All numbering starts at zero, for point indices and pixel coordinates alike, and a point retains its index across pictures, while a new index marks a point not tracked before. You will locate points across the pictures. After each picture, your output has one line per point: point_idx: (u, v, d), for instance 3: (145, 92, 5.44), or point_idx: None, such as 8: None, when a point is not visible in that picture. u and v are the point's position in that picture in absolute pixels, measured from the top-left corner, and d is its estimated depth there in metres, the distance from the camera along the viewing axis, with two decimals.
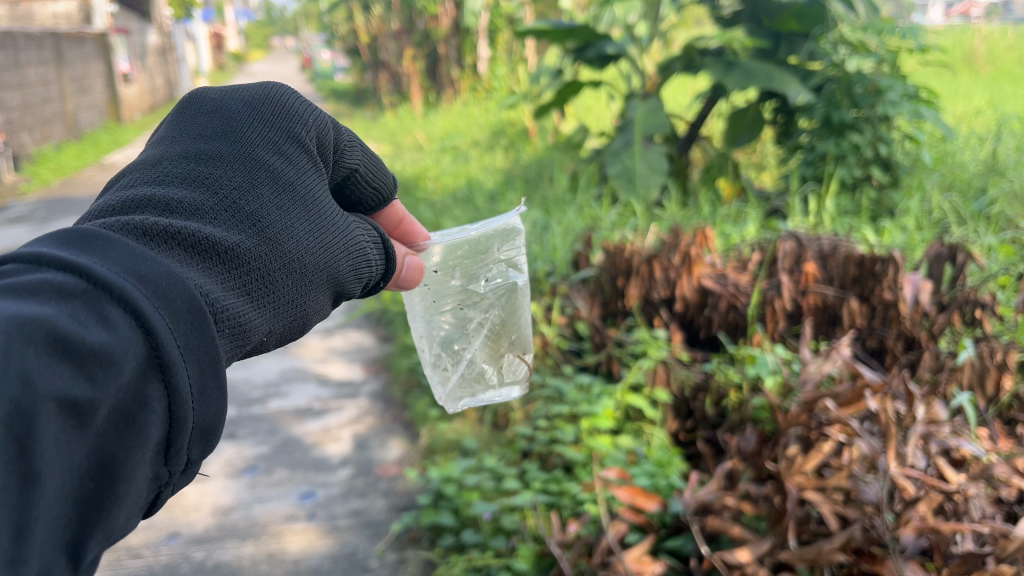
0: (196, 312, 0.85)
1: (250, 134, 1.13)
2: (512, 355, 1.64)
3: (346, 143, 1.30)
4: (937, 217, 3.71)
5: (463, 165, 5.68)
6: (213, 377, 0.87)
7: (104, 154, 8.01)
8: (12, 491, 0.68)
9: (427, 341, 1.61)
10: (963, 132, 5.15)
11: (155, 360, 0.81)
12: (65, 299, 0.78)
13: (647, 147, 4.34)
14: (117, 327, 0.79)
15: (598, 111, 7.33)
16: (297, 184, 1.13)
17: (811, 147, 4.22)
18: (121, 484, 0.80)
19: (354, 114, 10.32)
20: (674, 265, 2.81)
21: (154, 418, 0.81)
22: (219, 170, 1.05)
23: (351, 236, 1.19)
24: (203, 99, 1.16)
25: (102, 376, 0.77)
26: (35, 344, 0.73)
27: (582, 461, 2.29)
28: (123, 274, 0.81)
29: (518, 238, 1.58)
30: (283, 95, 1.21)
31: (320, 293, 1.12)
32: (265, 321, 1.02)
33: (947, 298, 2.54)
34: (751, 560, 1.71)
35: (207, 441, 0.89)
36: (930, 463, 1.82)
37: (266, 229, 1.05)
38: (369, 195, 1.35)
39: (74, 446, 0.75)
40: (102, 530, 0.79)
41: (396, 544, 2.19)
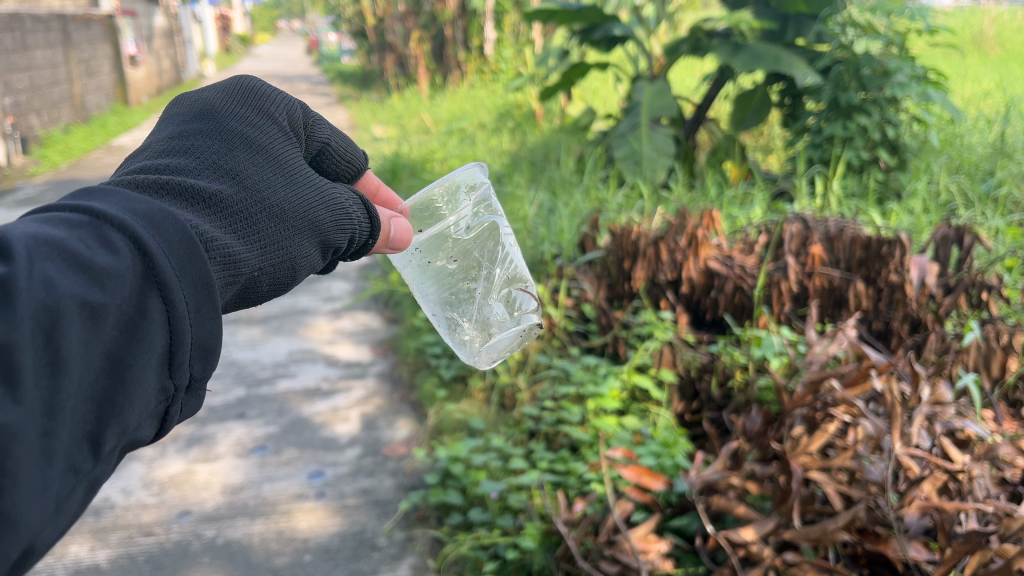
0: (189, 241, 0.90)
1: (223, 107, 1.15)
2: (515, 290, 1.76)
3: (315, 119, 1.31)
4: (944, 199, 3.71)
5: (470, 148, 5.68)
6: (208, 299, 0.91)
7: (112, 137, 8.02)
8: (41, 374, 0.76)
9: (433, 302, 1.70)
10: (972, 114, 5.13)
11: (152, 278, 0.86)
12: (73, 228, 0.85)
13: (653, 129, 4.33)
14: (120, 249, 0.85)
15: (604, 93, 7.31)
16: (273, 146, 1.14)
17: (818, 129, 4.21)
18: (131, 383, 0.84)
19: (360, 97, 10.30)
20: (680, 248, 2.82)
21: (156, 327, 0.86)
22: (196, 138, 1.08)
23: (331, 189, 1.18)
24: (178, 94, 1.19)
25: (111, 285, 0.83)
26: (52, 259, 0.81)
27: (588, 441, 2.31)
28: (123, 210, 0.88)
29: (480, 179, 1.64)
30: (251, 78, 1.23)
31: (307, 241, 1.12)
32: (254, 258, 1.03)
33: (953, 281, 2.56)
34: (756, 538, 1.73)
35: (207, 359, 0.93)
36: (935, 443, 1.83)
37: (246, 181, 1.07)
38: (343, 167, 1.36)
39: (91, 347, 0.81)
40: (119, 424, 0.83)
41: (405, 522, 2.22)
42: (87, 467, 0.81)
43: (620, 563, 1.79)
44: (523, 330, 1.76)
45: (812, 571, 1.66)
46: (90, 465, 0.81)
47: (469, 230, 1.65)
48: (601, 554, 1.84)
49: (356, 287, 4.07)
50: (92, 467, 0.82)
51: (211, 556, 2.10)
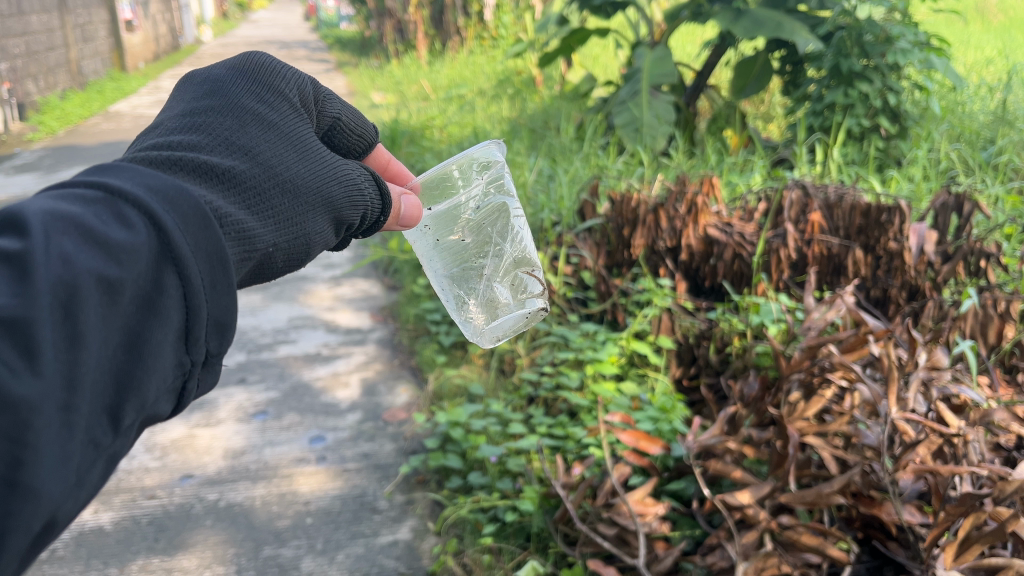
0: (203, 216, 0.89)
1: (235, 85, 1.14)
2: (521, 273, 1.75)
3: (325, 94, 1.31)
4: (945, 167, 3.70)
5: (469, 115, 5.64)
6: (222, 273, 0.90)
7: (109, 103, 7.96)
8: (61, 348, 0.74)
9: (444, 278, 1.70)
10: (973, 81, 5.10)
11: (168, 254, 0.85)
12: (88, 205, 0.83)
13: (654, 96, 4.30)
14: (135, 225, 0.84)
15: (604, 59, 7.24)
16: (284, 124, 1.14)
17: (819, 96, 4.18)
18: (149, 358, 0.83)
19: (359, 63, 10.20)
20: (680, 215, 2.79)
21: (172, 302, 0.85)
22: (208, 114, 1.07)
23: (341, 167, 1.18)
24: (188, 70, 1.18)
25: (127, 260, 0.82)
26: (68, 234, 0.80)
27: (586, 406, 2.33)
28: (137, 185, 0.87)
29: (493, 159, 1.64)
30: (260, 53, 1.22)
31: (320, 216, 1.13)
32: (268, 234, 1.03)
33: (953, 249, 2.56)
34: (752, 502, 1.74)
35: (223, 334, 0.92)
36: (930, 407, 1.85)
37: (259, 157, 1.06)
38: (354, 141, 1.38)
39: (108, 321, 0.80)
40: (137, 399, 0.82)
41: (405, 486, 2.25)
42: (106, 441, 0.79)
43: (618, 526, 1.81)
44: (533, 312, 1.76)
45: (807, 534, 1.68)
46: (109, 439, 0.80)
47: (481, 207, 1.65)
48: (598, 517, 1.87)
49: (356, 255, 4.07)
50: (111, 442, 0.80)
51: (213, 519, 2.13)
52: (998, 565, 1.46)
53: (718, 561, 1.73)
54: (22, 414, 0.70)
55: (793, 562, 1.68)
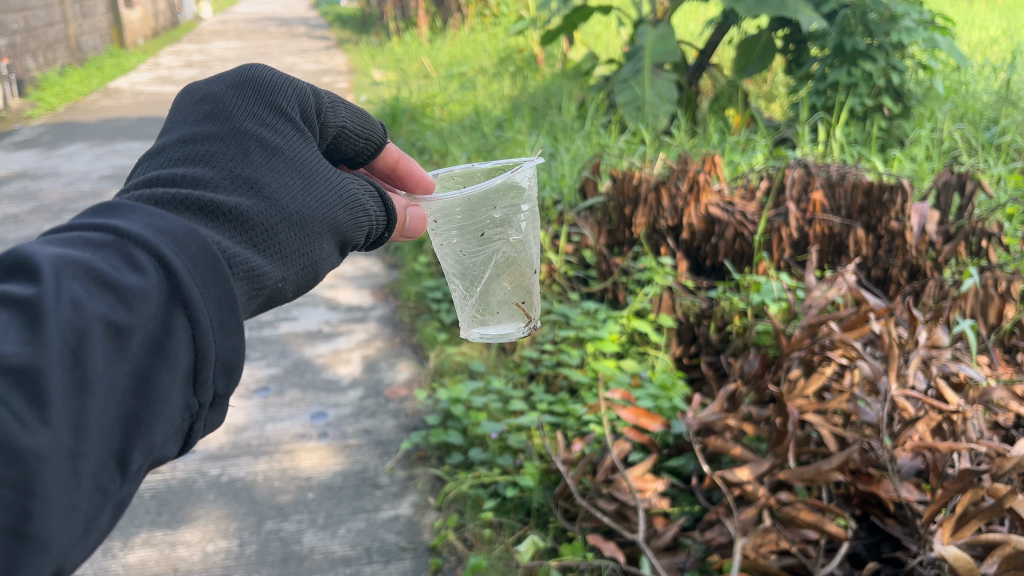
0: (211, 256, 0.89)
1: (237, 106, 1.12)
2: (509, 304, 1.67)
3: (328, 104, 1.28)
4: (947, 147, 3.69)
5: (470, 93, 5.62)
6: (231, 314, 0.89)
7: (108, 80, 7.91)
8: (68, 396, 0.74)
9: (460, 266, 1.63)
10: (977, 61, 5.07)
11: (177, 295, 0.84)
12: (97, 249, 0.83)
13: (656, 74, 4.27)
14: (146, 269, 0.82)
15: (607, 37, 7.19)
16: (288, 147, 1.12)
17: (822, 75, 4.17)
18: (157, 402, 0.83)
19: (359, 41, 10.12)
20: (681, 193, 2.80)
21: (181, 345, 0.85)
22: (213, 143, 1.06)
23: (346, 186, 1.17)
24: (188, 89, 1.16)
25: (137, 305, 0.81)
26: (78, 278, 0.79)
27: (587, 383, 2.34)
28: (146, 227, 0.86)
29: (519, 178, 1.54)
30: (261, 67, 1.19)
31: (325, 242, 1.13)
32: (275, 270, 1.03)
33: (954, 229, 2.57)
34: (751, 478, 1.76)
35: (230, 374, 0.91)
36: (930, 385, 1.86)
37: (265, 188, 1.05)
38: (362, 145, 1.35)
39: (116, 366, 0.80)
40: (145, 443, 0.82)
41: (406, 461, 2.26)
42: (114, 487, 0.79)
43: (617, 502, 1.83)
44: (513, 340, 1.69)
45: (806, 510, 1.70)
46: (117, 484, 0.80)
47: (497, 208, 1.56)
48: (598, 492, 1.88)
49: None
50: (119, 487, 0.80)
51: (216, 493, 2.14)
52: (995, 541, 1.46)
53: (716, 537, 1.75)
54: (29, 465, 0.70)
55: (792, 538, 1.69)
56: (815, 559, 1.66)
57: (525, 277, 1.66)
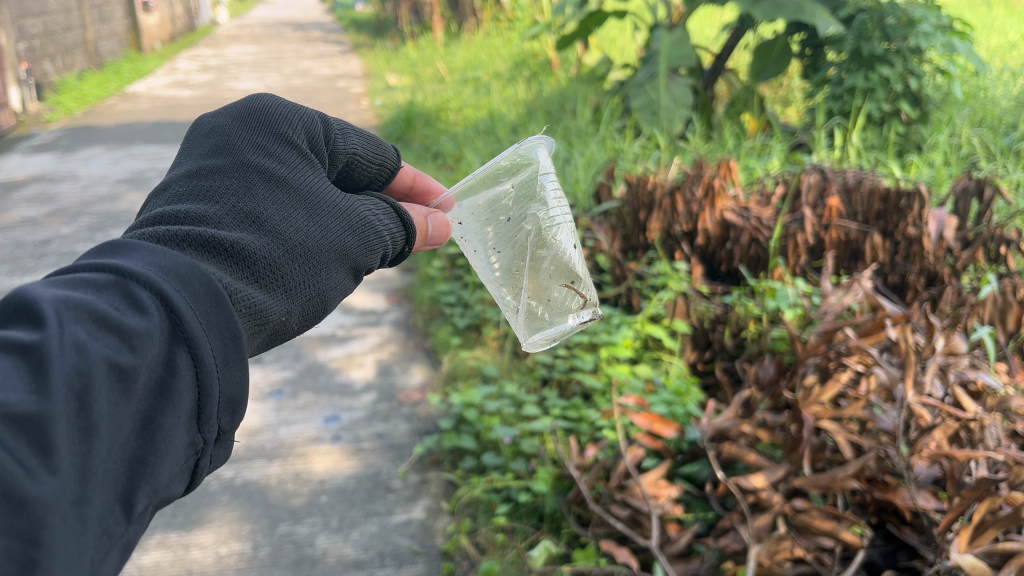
0: (215, 293, 0.90)
1: (243, 142, 1.13)
2: (557, 287, 1.56)
3: (338, 131, 1.29)
4: (966, 152, 3.67)
5: (485, 98, 5.64)
6: (235, 350, 0.91)
7: (125, 84, 7.98)
8: (74, 441, 0.75)
9: (496, 277, 1.60)
10: (996, 66, 5.05)
11: (180, 334, 0.86)
12: (100, 291, 0.83)
13: (671, 78, 4.25)
14: (149, 309, 0.84)
15: (621, 41, 7.18)
16: (294, 177, 1.13)
17: (839, 80, 4.13)
18: (161, 442, 0.84)
19: (375, 45, 10.16)
20: (696, 198, 2.81)
21: (185, 384, 0.86)
22: (217, 179, 1.07)
23: (354, 211, 1.17)
24: (194, 123, 1.18)
25: (141, 346, 0.82)
26: (81, 321, 0.80)
27: (601, 389, 2.33)
28: (149, 266, 0.87)
29: (524, 159, 1.52)
30: (268, 99, 1.20)
31: (334, 271, 1.12)
32: (278, 303, 1.03)
33: (972, 235, 2.54)
34: (766, 485, 1.75)
35: (235, 410, 0.93)
36: (948, 392, 1.83)
37: (270, 221, 1.06)
38: (376, 172, 1.36)
39: (122, 409, 0.81)
40: (150, 484, 0.83)
41: (419, 465, 2.26)
42: (119, 529, 0.81)
43: (631, 508, 1.83)
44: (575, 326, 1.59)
45: (821, 517, 1.68)
46: (122, 526, 0.81)
47: (524, 216, 1.53)
48: (612, 498, 1.88)
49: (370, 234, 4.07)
50: (123, 529, 0.81)
51: (230, 495, 2.15)
52: (1012, 550, 1.45)
53: (731, 543, 1.74)
54: (36, 514, 0.70)
55: (806, 545, 1.67)
56: (830, 568, 1.65)
57: (559, 262, 1.54)
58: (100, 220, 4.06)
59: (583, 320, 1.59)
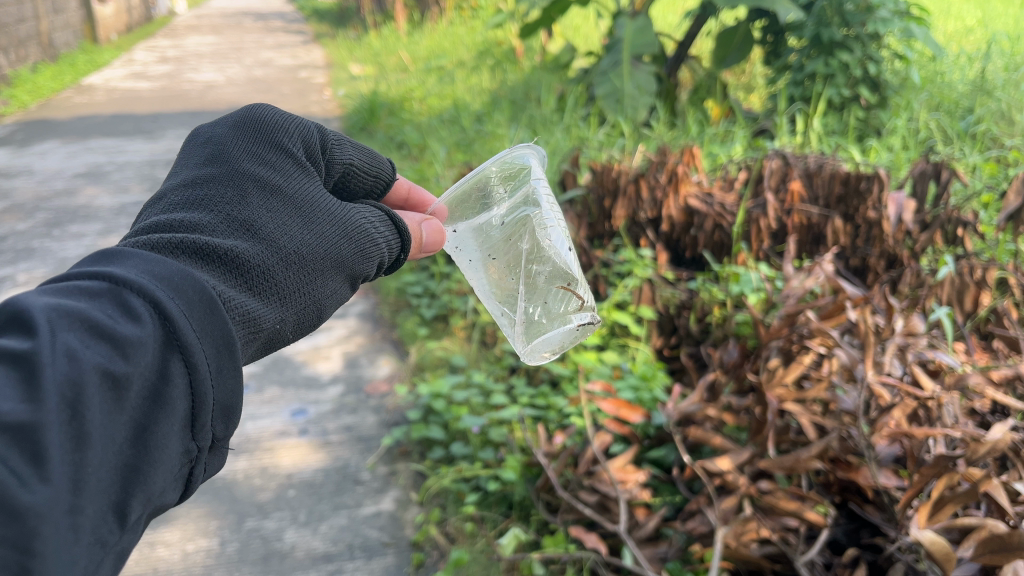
0: (209, 299, 0.89)
1: (237, 151, 1.12)
2: (555, 289, 1.61)
3: (334, 142, 1.28)
4: (924, 136, 3.74)
5: (449, 87, 5.61)
6: (229, 357, 0.90)
7: (82, 76, 7.81)
8: (67, 449, 0.75)
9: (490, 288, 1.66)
10: (953, 51, 5.13)
11: (174, 341, 0.86)
12: (93, 299, 0.84)
13: (635, 66, 4.26)
14: (142, 317, 0.84)
15: (586, 29, 7.19)
16: (288, 185, 1.12)
17: (800, 66, 4.18)
18: (156, 450, 0.84)
19: (337, 34, 10.05)
20: (660, 185, 2.85)
21: (179, 392, 0.86)
22: (211, 187, 1.06)
23: (351, 218, 1.16)
24: (190, 134, 1.18)
25: (134, 354, 0.82)
26: (74, 329, 0.80)
27: (568, 376, 2.36)
28: (142, 274, 0.87)
29: (516, 168, 1.58)
30: (263, 108, 1.20)
31: (329, 278, 1.11)
32: (273, 311, 1.02)
33: (930, 218, 2.57)
34: (732, 468, 1.77)
35: (229, 418, 0.93)
36: (906, 371, 1.87)
37: (265, 230, 1.05)
38: (372, 183, 1.37)
39: (116, 417, 0.81)
40: (143, 492, 0.83)
41: (387, 457, 2.25)
42: (113, 538, 0.81)
43: (599, 493, 1.84)
44: (575, 327, 1.61)
45: (786, 498, 1.70)
46: (116, 535, 0.81)
47: (521, 237, 1.59)
48: (580, 484, 1.89)
49: None
50: (118, 538, 0.82)
51: (196, 492, 2.13)
52: (972, 526, 1.47)
53: (698, 526, 1.76)
54: (29, 523, 0.70)
55: (772, 526, 1.69)
56: (795, 547, 1.67)
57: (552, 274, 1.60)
58: (57, 215, 3.98)
59: (582, 323, 1.62)
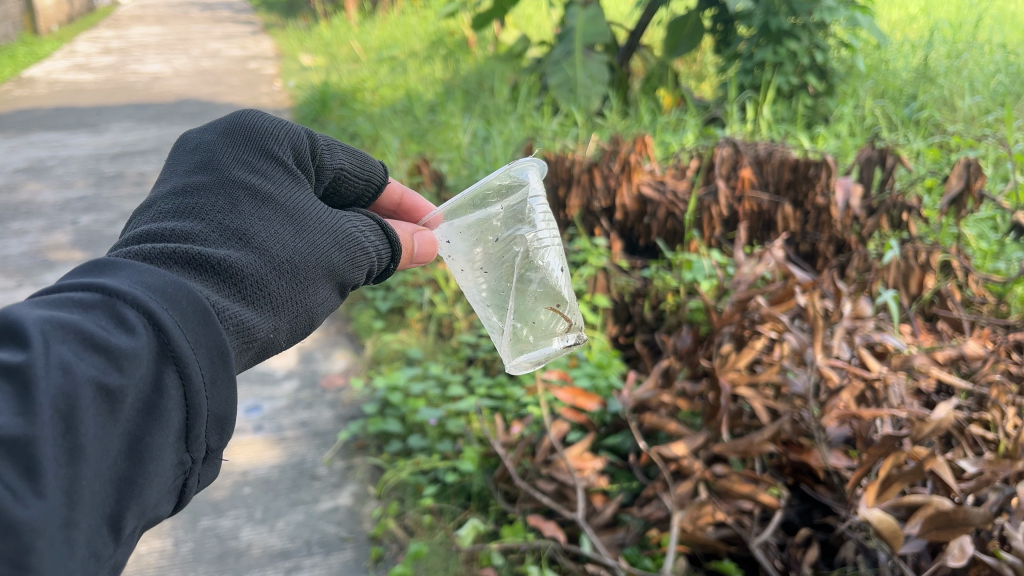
0: (203, 310, 0.88)
1: (227, 158, 1.10)
2: (542, 309, 1.47)
3: (324, 147, 1.26)
4: (869, 123, 3.81)
5: (402, 77, 5.57)
6: (223, 367, 0.89)
7: (21, 68, 7.58)
8: (61, 463, 0.73)
9: (482, 293, 1.52)
10: (897, 39, 5.23)
11: (168, 353, 0.84)
12: (85, 310, 0.82)
13: (587, 56, 4.27)
14: (136, 329, 0.82)
15: (538, 19, 7.18)
16: (280, 194, 1.10)
17: (749, 54, 4.23)
18: (150, 463, 0.82)
19: (287, 24, 9.90)
20: (613, 173, 2.84)
21: (172, 404, 0.84)
22: (202, 195, 1.04)
23: (341, 227, 1.14)
24: (178, 138, 1.15)
25: (129, 366, 0.80)
26: (67, 341, 0.78)
27: (524, 366, 2.36)
28: (135, 284, 0.85)
29: (517, 184, 1.47)
30: (252, 114, 1.18)
31: (320, 287, 1.09)
32: (266, 320, 1.00)
33: (876, 202, 2.66)
34: (687, 453, 1.79)
35: (223, 428, 0.92)
36: (853, 354, 1.91)
37: (257, 239, 1.03)
38: (362, 188, 1.35)
39: (109, 430, 0.79)
40: (138, 505, 0.81)
41: (344, 452, 2.23)
42: (107, 552, 0.79)
43: (557, 481, 1.85)
44: (560, 348, 1.46)
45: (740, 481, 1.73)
46: (110, 549, 0.79)
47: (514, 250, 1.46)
48: (538, 473, 1.90)
49: None
50: (112, 552, 0.80)
51: None
52: (917, 503, 1.50)
53: (654, 511, 1.78)
54: (23, 538, 0.68)
55: (727, 509, 1.72)
56: (750, 529, 1.70)
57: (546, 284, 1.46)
58: None
59: (567, 344, 1.46)
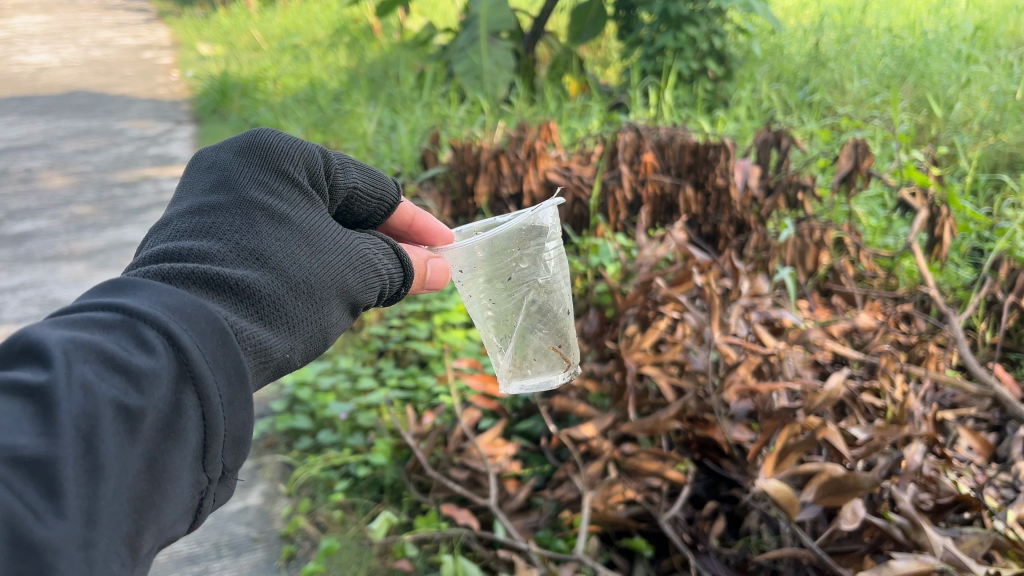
0: (221, 330, 0.86)
1: (243, 175, 1.06)
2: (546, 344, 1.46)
3: (338, 166, 1.19)
4: (766, 107, 3.94)
5: (305, 66, 5.45)
6: (241, 387, 0.87)
7: None
8: (81, 482, 0.73)
9: (486, 316, 1.45)
10: (791, 25, 5.40)
11: (190, 374, 0.82)
12: (107, 330, 0.81)
13: (492, 42, 4.26)
14: (157, 349, 0.80)
15: (443, 5, 7.12)
16: (296, 212, 1.06)
17: (650, 41, 4.30)
18: (168, 483, 0.81)
19: (183, 12, 9.54)
20: (520, 161, 2.88)
21: (192, 423, 0.83)
22: (219, 214, 1.01)
23: (355, 247, 1.10)
24: (194, 156, 1.13)
25: (149, 386, 0.79)
26: (89, 361, 0.78)
27: (435, 356, 2.36)
28: (154, 304, 0.84)
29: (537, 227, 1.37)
30: (268, 130, 1.14)
31: (334, 307, 1.06)
32: (282, 340, 0.97)
33: (773, 182, 2.74)
34: (596, 434, 1.82)
35: (240, 449, 0.89)
36: (751, 330, 1.99)
37: (275, 258, 1.00)
38: (375, 207, 1.24)
39: (130, 450, 0.78)
40: (155, 525, 0.80)
41: (252, 450, 2.16)
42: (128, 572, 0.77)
43: (469, 469, 1.86)
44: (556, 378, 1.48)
45: (648, 459, 1.77)
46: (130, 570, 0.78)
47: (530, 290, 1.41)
48: (450, 461, 1.90)
49: None
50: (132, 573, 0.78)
51: None
52: (813, 471, 1.56)
53: (566, 493, 1.80)
54: (44, 558, 0.68)
55: (636, 487, 1.76)
56: (658, 505, 1.74)
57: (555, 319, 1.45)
58: None
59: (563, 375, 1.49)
